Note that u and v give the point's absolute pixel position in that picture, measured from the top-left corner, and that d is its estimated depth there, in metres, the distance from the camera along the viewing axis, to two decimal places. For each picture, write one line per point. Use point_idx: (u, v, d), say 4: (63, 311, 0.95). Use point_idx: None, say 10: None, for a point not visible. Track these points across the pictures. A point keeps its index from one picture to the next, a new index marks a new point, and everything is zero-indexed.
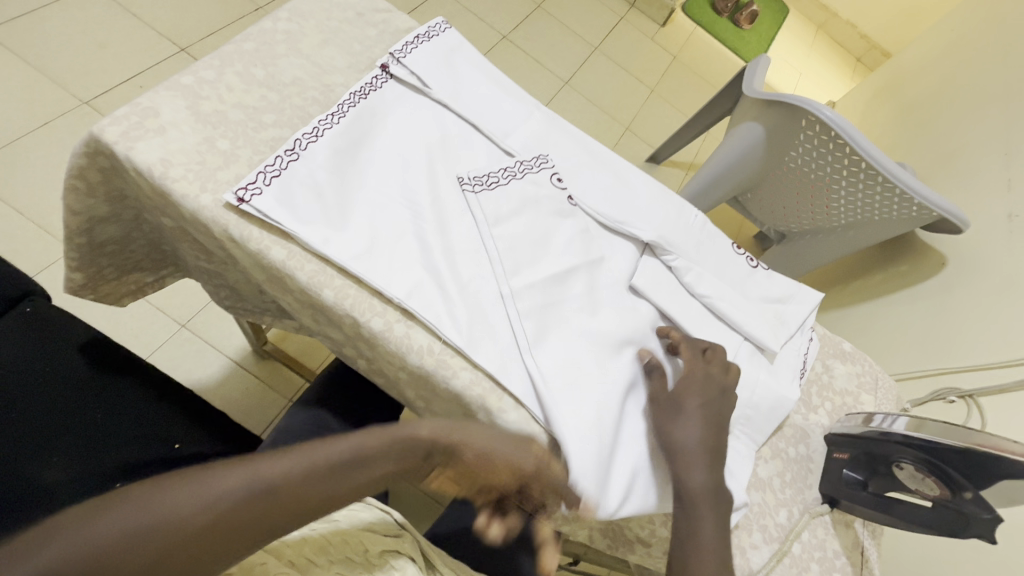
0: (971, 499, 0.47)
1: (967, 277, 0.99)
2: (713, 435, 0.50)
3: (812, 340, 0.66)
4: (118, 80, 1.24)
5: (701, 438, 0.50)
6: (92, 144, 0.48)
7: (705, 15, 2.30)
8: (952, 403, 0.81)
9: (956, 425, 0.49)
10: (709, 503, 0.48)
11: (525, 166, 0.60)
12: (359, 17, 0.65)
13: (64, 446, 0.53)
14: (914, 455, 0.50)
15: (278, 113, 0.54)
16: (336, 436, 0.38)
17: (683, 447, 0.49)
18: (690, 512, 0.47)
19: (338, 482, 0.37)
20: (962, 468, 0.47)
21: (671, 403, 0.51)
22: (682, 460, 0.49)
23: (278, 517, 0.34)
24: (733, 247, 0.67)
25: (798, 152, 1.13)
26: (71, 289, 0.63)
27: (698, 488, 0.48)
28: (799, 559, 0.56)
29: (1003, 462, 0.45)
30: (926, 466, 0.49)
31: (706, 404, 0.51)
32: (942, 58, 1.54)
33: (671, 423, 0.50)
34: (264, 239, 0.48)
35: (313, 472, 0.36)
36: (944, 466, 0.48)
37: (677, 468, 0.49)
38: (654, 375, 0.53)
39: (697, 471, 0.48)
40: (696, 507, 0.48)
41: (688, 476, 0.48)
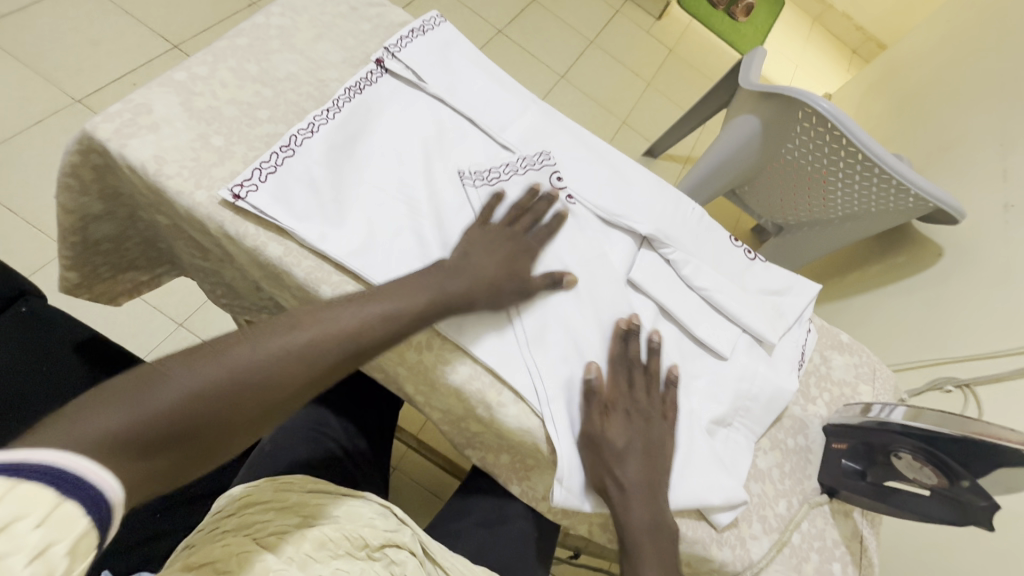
0: (968, 488, 0.48)
1: (963, 268, 0.99)
2: (649, 468, 0.51)
3: (810, 332, 0.66)
4: (111, 78, 1.23)
5: (638, 475, 0.50)
6: (85, 141, 0.48)
7: (701, 8, 2.29)
8: (948, 392, 0.82)
9: (952, 415, 0.49)
10: (651, 537, 0.49)
11: (526, 161, 0.60)
12: (352, 11, 0.65)
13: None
14: (912, 446, 0.50)
15: (272, 109, 0.54)
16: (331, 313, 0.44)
17: (622, 486, 0.50)
18: (635, 548, 0.49)
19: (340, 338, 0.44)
20: (960, 458, 0.48)
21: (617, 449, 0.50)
22: (626, 501, 0.49)
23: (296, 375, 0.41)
24: (731, 239, 0.67)
25: (794, 145, 1.13)
26: (66, 288, 0.63)
27: (642, 524, 0.49)
28: (799, 549, 0.57)
29: (1001, 451, 0.45)
30: (923, 456, 0.49)
31: (642, 439, 0.51)
32: (938, 49, 1.54)
33: (612, 469, 0.49)
34: (260, 236, 0.48)
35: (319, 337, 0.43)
36: (941, 455, 0.48)
37: (618, 511, 0.49)
38: (590, 408, 0.50)
39: (637, 508, 0.49)
40: (636, 541, 0.49)
41: (629, 516, 0.49)
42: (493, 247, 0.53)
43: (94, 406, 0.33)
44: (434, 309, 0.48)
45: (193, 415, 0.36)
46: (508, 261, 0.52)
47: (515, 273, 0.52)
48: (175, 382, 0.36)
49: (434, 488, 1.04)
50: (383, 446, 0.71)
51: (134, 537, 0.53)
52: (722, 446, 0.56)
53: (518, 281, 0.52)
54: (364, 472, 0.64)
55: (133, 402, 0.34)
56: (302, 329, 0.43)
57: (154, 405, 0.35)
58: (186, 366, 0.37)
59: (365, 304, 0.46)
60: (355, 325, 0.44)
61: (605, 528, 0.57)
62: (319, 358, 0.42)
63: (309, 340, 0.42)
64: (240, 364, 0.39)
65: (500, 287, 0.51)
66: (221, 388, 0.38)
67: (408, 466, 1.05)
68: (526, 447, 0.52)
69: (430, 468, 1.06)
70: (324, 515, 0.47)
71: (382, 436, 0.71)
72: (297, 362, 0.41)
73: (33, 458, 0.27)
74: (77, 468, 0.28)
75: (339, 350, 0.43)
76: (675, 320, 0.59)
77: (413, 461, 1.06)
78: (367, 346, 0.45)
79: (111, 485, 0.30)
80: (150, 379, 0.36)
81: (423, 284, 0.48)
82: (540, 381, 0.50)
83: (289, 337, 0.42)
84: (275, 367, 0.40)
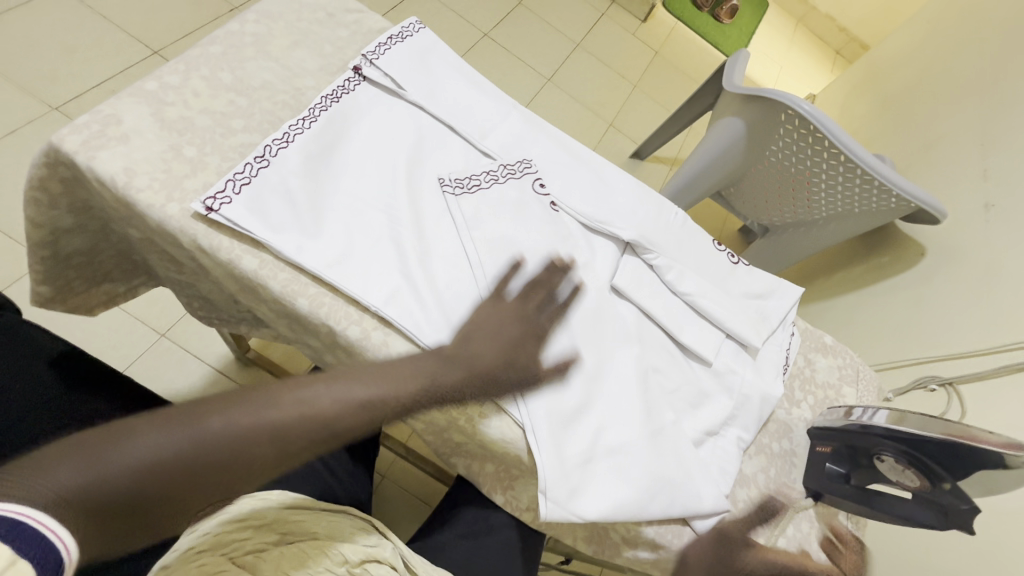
0: (950, 490, 0.48)
1: (947, 268, 1.00)
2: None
3: (794, 334, 0.66)
4: (89, 85, 1.21)
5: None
6: (52, 154, 0.46)
7: (686, 9, 2.31)
8: (932, 391, 0.83)
9: (934, 418, 0.49)
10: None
11: (508, 170, 0.60)
12: (329, 18, 0.64)
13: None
14: (895, 450, 0.50)
15: (247, 118, 0.53)
16: (316, 387, 0.43)
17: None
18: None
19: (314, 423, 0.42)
20: (944, 462, 0.47)
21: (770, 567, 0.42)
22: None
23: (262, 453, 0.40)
24: (714, 244, 0.67)
25: (778, 147, 1.14)
26: (38, 302, 0.61)
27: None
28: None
29: (980, 453, 0.45)
30: (904, 459, 0.49)
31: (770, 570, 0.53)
32: (919, 50, 1.56)
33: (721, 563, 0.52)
34: (234, 248, 0.47)
35: (294, 417, 0.41)
36: (923, 458, 0.48)
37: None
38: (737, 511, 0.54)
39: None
40: None
41: None
42: (504, 330, 0.50)
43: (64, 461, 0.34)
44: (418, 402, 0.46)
45: (155, 483, 0.36)
46: (516, 348, 0.50)
47: (517, 359, 0.50)
48: (147, 445, 0.36)
49: (423, 496, 1.03)
50: (367, 458, 0.70)
51: None
52: (709, 454, 0.55)
53: (521, 370, 0.50)
54: (347, 486, 0.64)
55: (99, 465, 0.34)
56: (284, 406, 0.41)
57: (119, 472, 0.35)
58: (159, 430, 0.37)
59: (350, 387, 0.44)
60: (332, 408, 0.42)
61: (591, 540, 0.56)
62: (289, 443, 0.41)
63: (287, 415, 0.41)
64: (213, 437, 0.38)
65: (496, 375, 0.49)
66: (188, 459, 0.37)
67: (397, 474, 1.04)
68: (509, 457, 0.52)
69: (418, 475, 1.05)
70: (303, 531, 0.46)
71: (365, 448, 0.70)
72: (268, 443, 0.40)
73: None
74: (33, 523, 0.28)
75: (312, 435, 0.41)
76: (658, 325, 0.59)
77: (401, 468, 1.05)
78: (343, 430, 0.43)
79: (67, 542, 0.29)
80: (122, 440, 0.36)
81: (416, 378, 0.46)
82: (521, 390, 0.50)
83: (267, 413, 0.40)
84: (244, 444, 0.39)
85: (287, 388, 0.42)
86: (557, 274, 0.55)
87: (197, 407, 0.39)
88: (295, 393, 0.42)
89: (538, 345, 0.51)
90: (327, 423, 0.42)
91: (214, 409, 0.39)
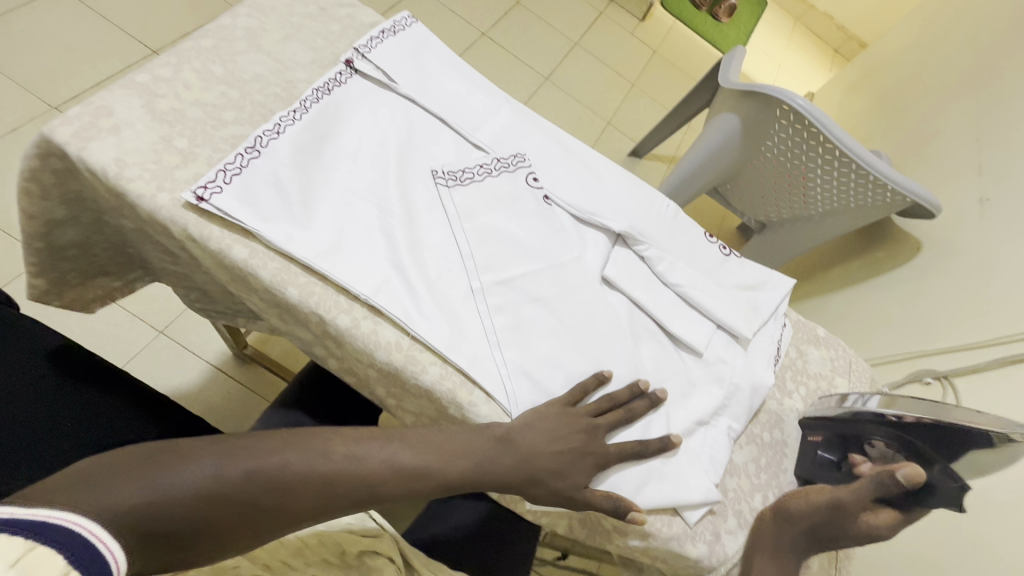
0: (940, 472, 0.46)
1: (944, 263, 1.00)
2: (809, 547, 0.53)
3: (785, 326, 0.66)
4: (88, 84, 1.21)
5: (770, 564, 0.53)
6: (43, 145, 0.47)
7: (684, 8, 2.31)
8: (928, 384, 0.82)
9: (925, 402, 0.49)
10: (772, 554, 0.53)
11: (501, 163, 0.60)
12: (321, 12, 0.64)
13: (61, 449, 0.53)
14: (882, 429, 0.50)
15: (238, 110, 0.53)
16: (369, 444, 0.43)
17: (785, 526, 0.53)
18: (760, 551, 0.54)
19: (358, 478, 0.41)
20: (933, 447, 0.46)
21: (843, 520, 0.50)
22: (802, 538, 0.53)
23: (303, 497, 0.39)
24: (706, 236, 0.67)
25: (773, 143, 1.14)
26: (34, 295, 0.62)
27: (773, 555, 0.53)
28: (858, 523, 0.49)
29: (969, 434, 0.45)
30: (893, 443, 0.49)
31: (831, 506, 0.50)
32: (916, 47, 1.56)
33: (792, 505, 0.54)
34: (224, 237, 0.47)
35: (342, 470, 0.41)
36: (911, 441, 0.48)
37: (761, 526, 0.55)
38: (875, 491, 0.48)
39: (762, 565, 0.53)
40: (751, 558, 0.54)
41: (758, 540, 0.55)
42: (561, 437, 0.48)
43: (118, 473, 0.34)
44: (463, 474, 0.45)
45: (197, 513, 0.36)
46: (570, 457, 0.48)
47: (568, 470, 0.48)
48: (197, 470, 0.36)
49: None
50: None
51: None
52: (701, 444, 0.55)
53: (564, 481, 0.48)
54: None
55: (155, 481, 0.35)
56: (336, 457, 0.41)
57: (173, 492, 0.35)
58: (218, 458, 0.37)
59: (399, 451, 0.44)
60: (379, 469, 0.42)
61: (583, 524, 0.55)
62: (332, 497, 0.40)
63: (337, 466, 0.41)
64: (268, 472, 0.38)
65: (543, 480, 0.47)
66: (236, 493, 0.37)
67: None
68: None
69: None
70: None
71: None
72: (313, 492, 0.40)
73: (41, 524, 0.27)
74: (87, 536, 0.29)
75: (355, 493, 0.41)
76: (650, 317, 0.60)
77: None
78: (385, 490, 0.43)
79: (117, 555, 0.30)
80: (182, 461, 0.37)
81: (468, 451, 0.46)
82: (509, 379, 0.50)
83: (315, 463, 0.40)
84: (290, 486, 0.39)
85: (339, 439, 0.42)
86: (647, 403, 0.52)
87: (261, 442, 0.40)
88: (349, 447, 0.42)
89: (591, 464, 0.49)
90: (368, 484, 0.42)
91: (273, 446, 0.40)
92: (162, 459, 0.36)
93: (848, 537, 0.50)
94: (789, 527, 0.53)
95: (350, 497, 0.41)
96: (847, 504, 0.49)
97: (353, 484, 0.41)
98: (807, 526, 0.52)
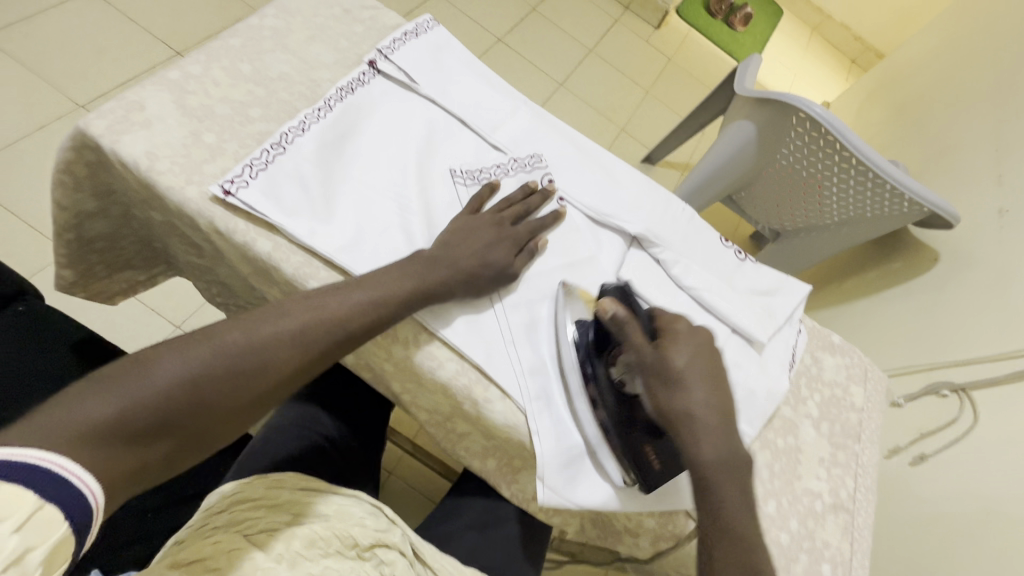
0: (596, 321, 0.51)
1: (962, 274, 0.99)
2: (719, 383, 0.50)
3: (801, 332, 0.66)
4: (115, 84, 1.25)
5: (735, 486, 0.47)
6: (79, 138, 0.48)
7: (699, 17, 2.32)
8: (944, 397, 0.84)
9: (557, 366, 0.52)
10: (726, 472, 0.47)
11: (518, 164, 0.61)
12: (346, 14, 0.65)
13: None
14: (606, 420, 0.49)
15: (264, 107, 0.55)
16: (320, 295, 0.46)
17: (686, 415, 0.47)
18: (713, 486, 0.46)
19: (323, 329, 0.45)
20: (592, 347, 0.50)
21: (660, 367, 0.48)
22: (693, 427, 0.47)
23: (277, 355, 0.43)
24: (722, 240, 0.67)
25: (789, 151, 1.14)
26: (61, 287, 0.64)
27: (712, 457, 0.47)
28: (677, 361, 0.48)
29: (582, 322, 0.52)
30: (618, 407, 0.49)
31: (650, 369, 0.48)
32: (936, 57, 1.54)
33: (662, 399, 0.48)
34: (249, 231, 0.48)
35: (306, 327, 0.44)
36: (606, 381, 0.49)
37: (686, 446, 0.47)
38: (632, 331, 0.48)
39: (739, 509, 0.46)
40: (716, 479, 0.47)
41: (698, 452, 0.47)
42: (476, 235, 0.53)
43: (83, 395, 0.36)
44: (420, 298, 0.49)
45: (183, 401, 0.39)
46: (488, 246, 0.53)
47: (494, 257, 0.53)
48: (165, 368, 0.39)
49: (427, 491, 1.05)
50: (376, 448, 0.71)
51: (127, 536, 0.56)
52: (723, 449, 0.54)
53: (496, 266, 0.52)
54: (356, 473, 0.65)
55: (123, 390, 0.37)
56: (294, 316, 0.44)
57: (147, 394, 0.37)
58: (177, 353, 0.40)
59: (355, 290, 0.47)
60: (341, 311, 0.46)
61: (595, 524, 0.57)
62: (310, 344, 0.44)
63: (297, 328, 0.44)
64: (234, 350, 0.41)
65: (477, 273, 0.51)
66: (212, 371, 0.40)
67: (403, 469, 1.06)
68: (511, 443, 0.52)
69: (424, 471, 1.07)
70: (315, 513, 0.48)
71: (373, 440, 0.70)
72: (288, 348, 0.43)
73: (7, 463, 0.29)
74: (61, 471, 0.32)
75: (330, 334, 0.45)
76: None
77: (407, 464, 1.07)
78: (359, 333, 0.47)
79: (94, 491, 0.33)
80: (145, 366, 0.38)
81: (409, 272, 0.49)
82: (523, 376, 0.51)
83: (275, 327, 0.43)
84: (261, 353, 0.42)
85: (289, 303, 0.45)
86: (557, 217, 0.58)
87: (211, 329, 0.42)
88: (304, 305, 0.45)
89: (513, 246, 0.54)
90: (337, 325, 0.45)
91: (229, 327, 0.42)
92: (124, 372, 0.38)
93: (679, 369, 0.48)
94: (679, 414, 0.47)
95: (323, 344, 0.45)
96: (647, 367, 0.48)
97: (323, 337, 0.45)
98: (673, 407, 0.47)
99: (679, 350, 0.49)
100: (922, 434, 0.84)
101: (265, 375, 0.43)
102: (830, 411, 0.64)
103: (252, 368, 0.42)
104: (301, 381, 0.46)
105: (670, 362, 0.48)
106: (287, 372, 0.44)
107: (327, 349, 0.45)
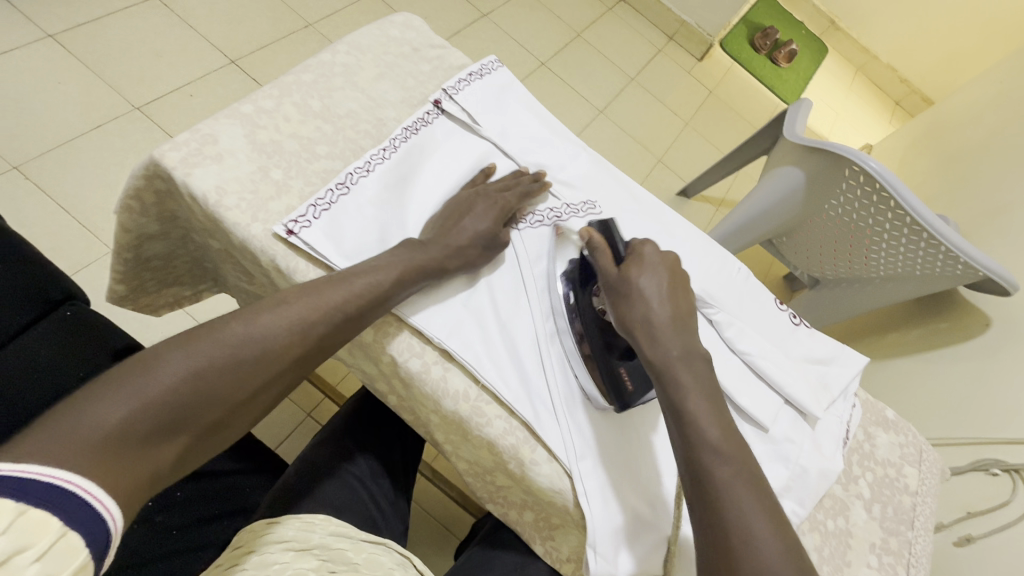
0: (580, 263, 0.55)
1: (1014, 344, 0.94)
2: (684, 297, 0.50)
3: (856, 407, 0.63)
4: (169, 89, 1.28)
5: (691, 375, 0.45)
6: (151, 168, 0.49)
7: (743, 50, 2.30)
8: (994, 475, 0.80)
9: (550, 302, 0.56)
10: (689, 362, 0.46)
11: (571, 209, 0.60)
12: (414, 51, 0.66)
13: None
14: (590, 353, 0.51)
15: (331, 145, 0.55)
16: (315, 287, 0.45)
17: (648, 320, 0.47)
18: (666, 377, 0.45)
19: (321, 316, 0.44)
20: (578, 279, 0.54)
21: (621, 283, 0.49)
22: (652, 331, 0.47)
23: (277, 342, 0.42)
24: (777, 303, 0.65)
25: (839, 202, 1.10)
26: (113, 299, 0.64)
27: (672, 353, 0.46)
28: (636, 278, 0.49)
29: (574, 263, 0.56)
30: (599, 337, 0.51)
31: (614, 283, 0.50)
32: (990, 111, 1.50)
33: (621, 303, 0.49)
34: (310, 272, 0.48)
35: (306, 316, 0.43)
36: (588, 309, 0.53)
37: (640, 344, 0.47)
38: (602, 259, 0.51)
39: (697, 399, 0.44)
40: (671, 372, 0.45)
41: (655, 345, 0.46)
42: (462, 208, 0.55)
43: (90, 399, 0.34)
44: (410, 281, 0.49)
45: (191, 398, 0.38)
46: (468, 215, 0.54)
47: (471, 225, 0.54)
48: (172, 364, 0.37)
49: (447, 523, 1.03)
50: (403, 480, 0.70)
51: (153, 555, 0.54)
52: None
53: (485, 240, 0.54)
54: (384, 514, 0.63)
55: (130, 391, 0.35)
56: (292, 304, 0.43)
57: (153, 393, 0.36)
58: (181, 348, 0.38)
59: (353, 278, 0.46)
60: (340, 299, 0.45)
61: None
62: (309, 331, 0.43)
63: (296, 319, 0.43)
64: (237, 341, 0.40)
65: (467, 249, 0.53)
66: (218, 364, 0.39)
67: (423, 496, 1.05)
68: (554, 506, 0.50)
69: (445, 500, 1.05)
70: (345, 560, 0.47)
71: (402, 474, 0.70)
72: (289, 334, 0.42)
73: (35, 486, 0.29)
74: (80, 492, 0.30)
75: (328, 320, 0.44)
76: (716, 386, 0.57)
77: (427, 492, 1.05)
78: (356, 315, 0.46)
79: (113, 511, 0.32)
80: (147, 366, 0.37)
81: (403, 258, 0.49)
82: (570, 434, 0.50)
83: (275, 315, 0.42)
84: (264, 343, 0.41)
85: (287, 294, 0.44)
86: (541, 189, 0.60)
87: (210, 323, 0.40)
88: (303, 294, 0.44)
89: (495, 212, 0.56)
90: (335, 309, 0.44)
91: (227, 319, 0.41)
92: (126, 372, 0.36)
93: (639, 283, 0.49)
94: (638, 317, 0.48)
95: (322, 329, 0.44)
96: (612, 286, 0.50)
97: (321, 324, 0.44)
98: (636, 313, 0.48)
99: (643, 267, 0.50)
100: (970, 514, 0.80)
101: (266, 364, 0.41)
102: (881, 492, 0.61)
103: (254, 358, 0.41)
104: (301, 372, 0.45)
105: (634, 278, 0.49)
106: (289, 361, 0.43)
107: (325, 335, 0.44)
